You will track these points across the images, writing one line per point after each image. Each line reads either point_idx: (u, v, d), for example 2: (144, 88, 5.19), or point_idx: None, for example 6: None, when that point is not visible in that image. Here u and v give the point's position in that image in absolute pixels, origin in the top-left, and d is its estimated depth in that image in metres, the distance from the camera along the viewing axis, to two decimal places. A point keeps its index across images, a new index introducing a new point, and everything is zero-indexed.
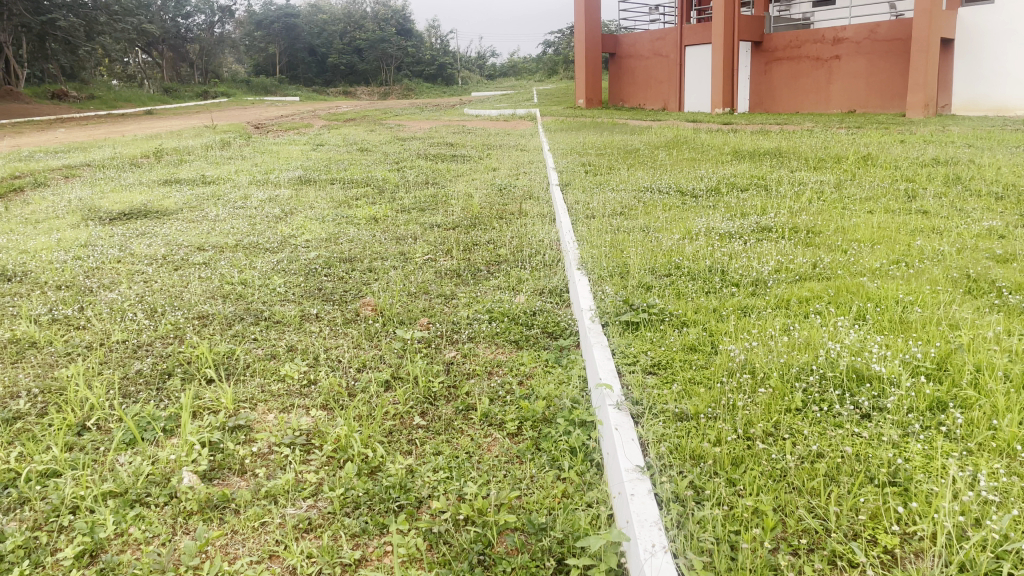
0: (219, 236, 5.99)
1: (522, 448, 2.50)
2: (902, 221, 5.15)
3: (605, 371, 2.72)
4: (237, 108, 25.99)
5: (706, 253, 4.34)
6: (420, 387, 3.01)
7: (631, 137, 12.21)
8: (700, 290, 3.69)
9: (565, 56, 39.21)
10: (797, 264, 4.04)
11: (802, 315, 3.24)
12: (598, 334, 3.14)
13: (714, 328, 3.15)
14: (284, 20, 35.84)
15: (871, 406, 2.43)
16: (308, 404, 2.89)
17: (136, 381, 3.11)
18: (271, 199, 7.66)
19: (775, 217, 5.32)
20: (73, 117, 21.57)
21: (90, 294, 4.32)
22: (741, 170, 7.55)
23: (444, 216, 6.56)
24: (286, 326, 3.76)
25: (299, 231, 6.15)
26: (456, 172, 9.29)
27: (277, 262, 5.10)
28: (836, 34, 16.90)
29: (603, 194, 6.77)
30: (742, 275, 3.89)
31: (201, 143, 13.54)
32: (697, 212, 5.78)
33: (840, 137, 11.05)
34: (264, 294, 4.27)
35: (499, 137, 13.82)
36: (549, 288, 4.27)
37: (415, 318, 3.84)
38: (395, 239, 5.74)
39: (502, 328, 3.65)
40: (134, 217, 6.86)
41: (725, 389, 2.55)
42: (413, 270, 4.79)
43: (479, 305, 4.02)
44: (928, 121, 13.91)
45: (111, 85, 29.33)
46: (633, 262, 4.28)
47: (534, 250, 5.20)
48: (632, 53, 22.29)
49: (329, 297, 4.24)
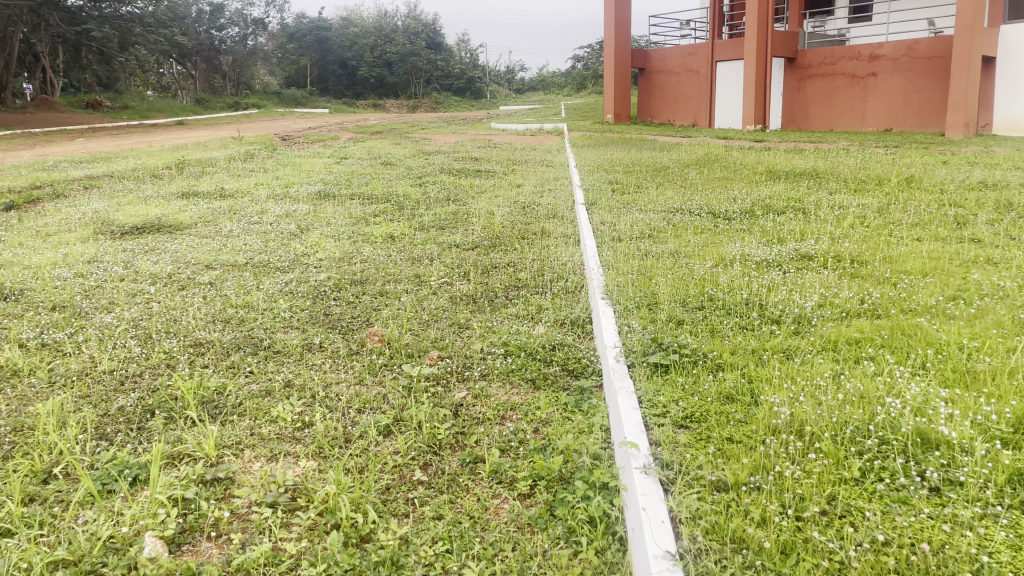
0: (229, 253, 5.76)
1: (534, 514, 2.19)
2: (954, 251, 4.76)
3: (631, 427, 2.41)
4: (266, 120, 26.05)
5: (743, 284, 4.01)
6: (424, 433, 2.71)
7: (659, 154, 11.88)
8: (737, 326, 3.36)
9: (595, 72, 39.00)
10: (843, 299, 3.69)
11: (852, 361, 2.90)
12: (624, 377, 2.83)
13: (753, 374, 2.82)
14: (316, 33, 36.04)
15: (941, 478, 2.08)
16: (299, 452, 2.60)
17: (116, 420, 2.85)
18: (288, 215, 7.44)
19: (815, 244, 4.97)
20: (104, 126, 21.73)
21: (86, 315, 4.09)
22: (776, 191, 7.19)
23: (463, 235, 6.29)
24: (286, 357, 3.48)
25: (313, 249, 5.90)
26: (479, 188, 9.04)
27: (286, 283, 4.85)
28: (873, 51, 16.45)
29: (630, 214, 6.45)
30: (784, 310, 3.55)
31: (226, 154, 13.45)
32: (731, 236, 5.44)
33: (880, 157, 10.62)
34: (267, 320, 4.00)
35: (525, 152, 13.57)
36: (571, 318, 3.96)
37: (424, 351, 3.55)
38: (411, 260, 5.47)
39: (519, 364, 3.35)
40: (146, 231, 6.67)
41: (770, 453, 2.22)
42: (427, 295, 4.51)
43: (495, 337, 3.72)
44: (970, 142, 13.44)
45: (144, 95, 29.59)
46: (661, 292, 3.96)
47: (557, 275, 4.89)
48: (663, 68, 21.96)
49: (335, 324, 3.97)
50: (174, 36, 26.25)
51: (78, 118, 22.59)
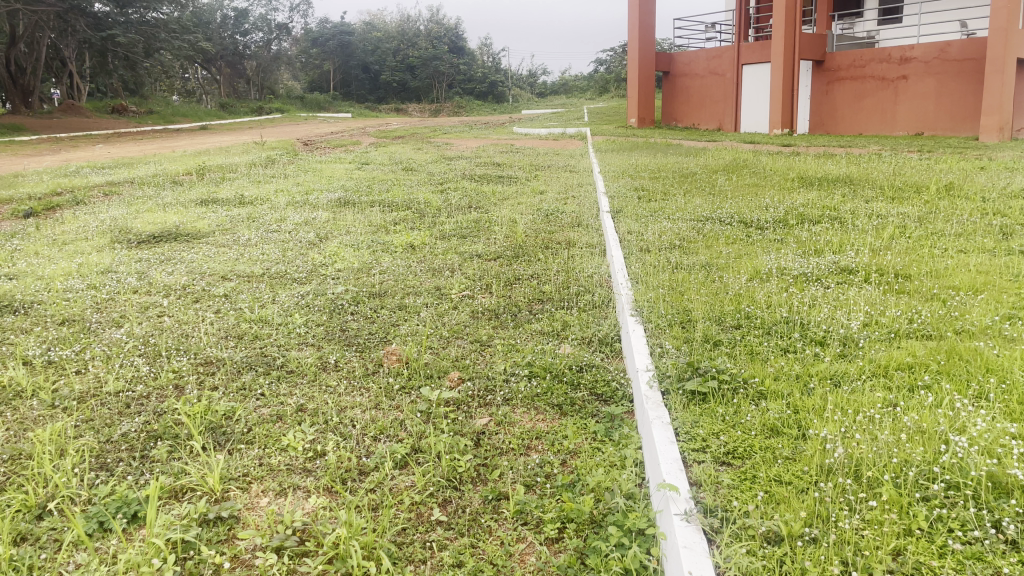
0: (246, 263, 5.63)
1: (563, 564, 2.00)
2: (1003, 264, 4.51)
3: (669, 466, 2.21)
4: (289, 124, 26.08)
5: (780, 300, 3.79)
6: (443, 465, 2.52)
7: (686, 159, 11.64)
8: (778, 348, 3.15)
9: (617, 75, 38.76)
10: (889, 318, 3.47)
11: (906, 389, 2.68)
12: (658, 407, 2.63)
13: (799, 404, 2.60)
14: (339, 37, 36.13)
15: (1020, 531, 1.85)
16: (310, 486, 2.43)
17: (118, 448, 2.70)
18: (307, 222, 7.31)
19: (855, 257, 4.73)
20: (130, 131, 21.85)
21: (96, 331, 3.95)
22: (810, 199, 6.93)
23: (486, 244, 6.12)
24: (300, 377, 3.32)
25: (331, 259, 5.75)
26: (502, 194, 8.88)
27: (302, 296, 4.68)
28: (904, 53, 16.08)
29: (658, 223, 6.24)
30: (828, 330, 3.33)
31: (247, 159, 13.39)
32: (764, 247, 5.22)
33: (913, 162, 10.33)
34: (282, 336, 3.85)
35: (547, 156, 13.39)
36: (599, 336, 3.76)
37: (444, 372, 3.36)
38: (432, 271, 5.30)
39: (545, 388, 3.15)
40: (163, 240, 6.57)
41: (824, 499, 2.01)
42: (448, 310, 4.33)
43: (519, 356, 3.53)
44: (1005, 146, 13.07)
45: (169, 100, 29.79)
46: (695, 309, 3.74)
47: (583, 288, 4.69)
48: (687, 71, 21.68)
49: (351, 341, 3.79)
50: (199, 42, 26.36)
51: (103, 123, 22.74)
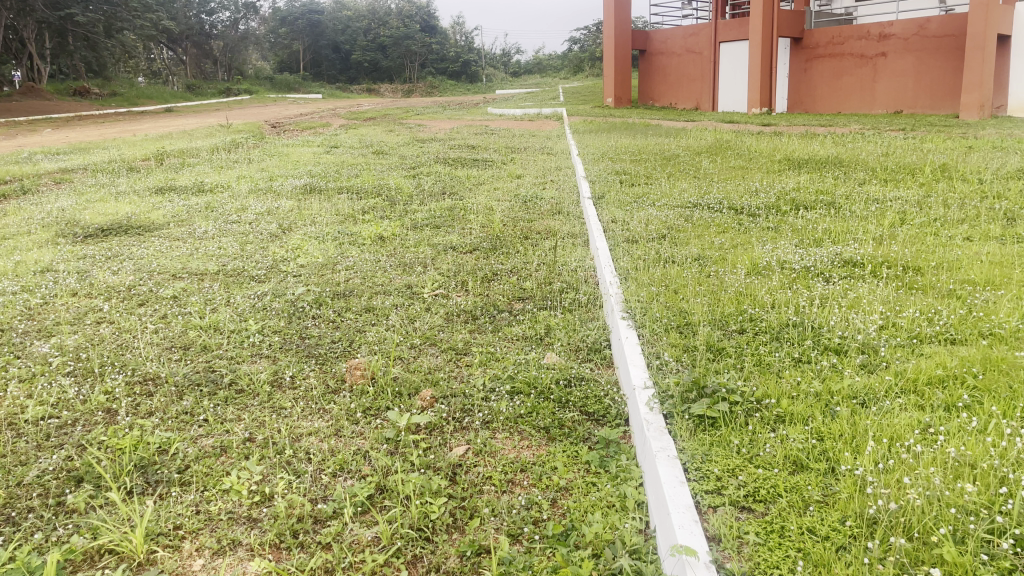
0: (201, 259, 5.20)
1: None
2: (1016, 253, 4.20)
3: (681, 518, 1.85)
4: (257, 106, 25.40)
5: (784, 300, 3.46)
6: (412, 511, 2.14)
7: (666, 141, 11.28)
8: (789, 358, 2.81)
9: (592, 54, 38.26)
10: (907, 319, 3.14)
11: (945, 411, 2.34)
12: (662, 435, 2.27)
13: (825, 430, 2.26)
14: (308, 17, 35.28)
15: None
16: (255, 545, 2.05)
17: (28, 495, 2.29)
18: (269, 212, 6.86)
19: (858, 247, 4.41)
20: (91, 114, 21.05)
21: (21, 345, 3.51)
22: (802, 183, 6.60)
23: (461, 235, 5.73)
24: (251, 398, 2.92)
25: (294, 253, 5.33)
26: (477, 179, 8.48)
27: (259, 298, 4.26)
28: (883, 30, 15.82)
29: (644, 210, 5.88)
30: (843, 336, 2.99)
31: (210, 144, 12.84)
32: (759, 237, 4.88)
33: (900, 142, 10.04)
34: (233, 348, 3.45)
35: (523, 138, 12.99)
36: (587, 343, 3.40)
37: (416, 390, 2.97)
38: (402, 266, 4.90)
39: (530, 407, 2.78)
40: (112, 233, 6.11)
41: (873, 565, 1.66)
42: (420, 312, 3.93)
43: (499, 368, 3.16)
44: (987, 124, 12.84)
45: (134, 82, 28.90)
46: (692, 311, 3.39)
47: (567, 284, 4.32)
48: (664, 49, 21.32)
49: (311, 352, 3.39)
50: (163, 21, 25.48)
51: (64, 106, 21.97)
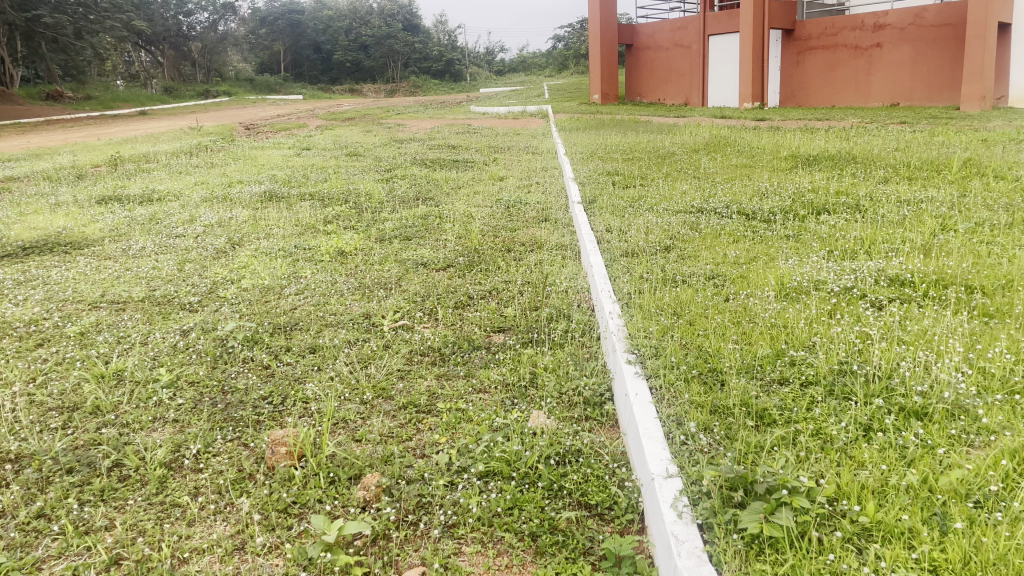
0: (127, 283, 4.43)
1: None
2: None
3: None
4: (234, 108, 24.57)
5: (831, 336, 2.74)
6: None
7: (659, 137, 10.59)
8: (857, 431, 2.08)
9: (576, 51, 37.58)
10: (995, 364, 2.43)
11: None
12: (702, 567, 1.54)
13: (941, 558, 1.54)
14: (288, 17, 34.38)
15: None
16: None
17: None
18: (220, 224, 6.08)
19: (902, 260, 3.69)
20: (59, 118, 20.09)
21: None
22: (816, 182, 5.91)
23: (433, 248, 5.00)
24: (135, 491, 2.17)
25: (238, 272, 4.59)
26: (455, 181, 7.76)
27: (182, 333, 3.51)
28: (878, 20, 15.18)
29: (643, 217, 5.17)
30: (923, 393, 2.26)
31: (173, 147, 11.97)
32: (780, 249, 4.15)
33: (909, 136, 9.37)
34: (133, 409, 2.69)
35: (507, 137, 12.25)
36: (583, 397, 2.66)
37: (359, 475, 2.22)
38: (363, 289, 4.16)
39: (509, 501, 2.04)
40: (34, 252, 5.34)
41: None
42: (376, 352, 3.18)
43: (472, 434, 2.41)
44: (992, 115, 12.21)
45: (107, 84, 27.85)
46: (717, 354, 2.67)
47: (557, 311, 3.59)
48: (651, 43, 20.65)
49: (231, 414, 2.64)
50: (135, 22, 24.55)
51: (32, 110, 21.00)
